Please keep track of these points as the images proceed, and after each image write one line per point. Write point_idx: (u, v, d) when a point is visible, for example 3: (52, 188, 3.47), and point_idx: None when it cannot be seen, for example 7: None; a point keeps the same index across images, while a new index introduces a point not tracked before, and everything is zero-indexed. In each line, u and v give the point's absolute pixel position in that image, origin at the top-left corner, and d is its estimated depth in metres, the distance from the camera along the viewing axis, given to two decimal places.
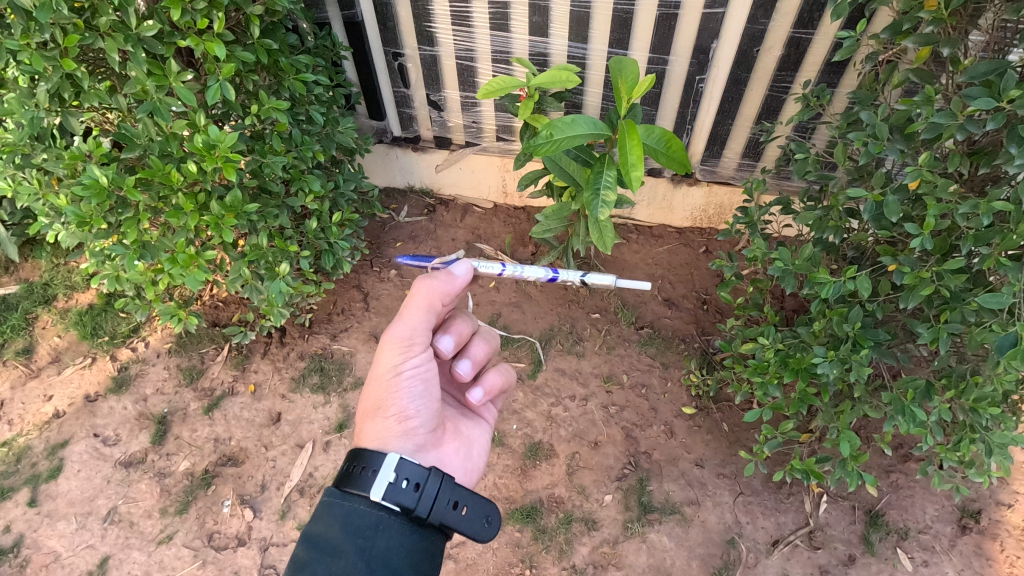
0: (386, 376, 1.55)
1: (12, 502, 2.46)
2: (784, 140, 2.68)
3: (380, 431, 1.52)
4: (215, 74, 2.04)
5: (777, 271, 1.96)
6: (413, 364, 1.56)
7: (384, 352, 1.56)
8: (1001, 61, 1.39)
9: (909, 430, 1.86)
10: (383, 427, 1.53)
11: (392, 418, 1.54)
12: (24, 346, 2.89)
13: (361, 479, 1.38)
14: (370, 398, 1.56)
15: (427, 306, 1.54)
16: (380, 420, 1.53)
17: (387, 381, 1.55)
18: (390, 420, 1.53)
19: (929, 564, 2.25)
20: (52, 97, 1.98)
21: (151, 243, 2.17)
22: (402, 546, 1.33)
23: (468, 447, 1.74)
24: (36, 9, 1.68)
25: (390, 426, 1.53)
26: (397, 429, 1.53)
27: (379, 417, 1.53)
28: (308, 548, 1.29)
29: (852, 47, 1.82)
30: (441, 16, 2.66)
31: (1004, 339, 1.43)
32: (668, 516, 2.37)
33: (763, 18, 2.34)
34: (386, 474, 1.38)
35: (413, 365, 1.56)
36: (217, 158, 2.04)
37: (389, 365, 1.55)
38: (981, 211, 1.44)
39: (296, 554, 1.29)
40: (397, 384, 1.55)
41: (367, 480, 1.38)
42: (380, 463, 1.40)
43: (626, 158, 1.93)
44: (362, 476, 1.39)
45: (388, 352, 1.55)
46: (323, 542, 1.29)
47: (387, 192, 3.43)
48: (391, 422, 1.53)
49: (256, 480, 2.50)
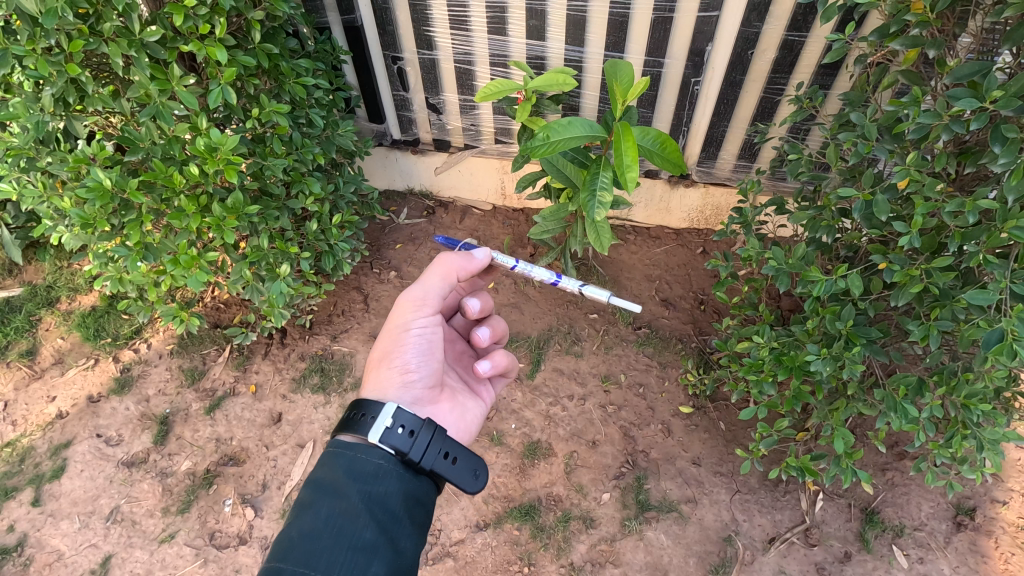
0: (395, 330, 1.63)
1: (16, 501, 2.49)
2: (780, 141, 2.71)
3: (382, 380, 1.58)
4: (217, 79, 2.07)
5: (771, 271, 1.98)
6: (421, 322, 1.64)
7: (397, 309, 1.66)
8: (985, 63, 1.43)
9: (902, 427, 1.88)
10: (385, 376, 1.59)
11: (395, 370, 1.60)
12: (27, 348, 2.92)
13: (361, 426, 1.42)
14: (377, 351, 1.64)
15: (442, 269, 1.65)
16: (382, 371, 1.60)
17: (396, 336, 1.63)
18: (392, 370, 1.60)
19: (924, 561, 2.27)
20: (57, 101, 2.02)
21: (154, 244, 2.21)
22: (400, 490, 1.35)
23: (463, 412, 1.75)
24: (42, 16, 1.71)
25: (391, 377, 1.59)
26: (397, 380, 1.59)
27: (382, 367, 1.60)
28: (311, 492, 1.30)
29: (842, 50, 1.85)
30: (439, 20, 2.70)
31: (990, 335, 1.47)
32: (665, 514, 2.39)
33: (757, 21, 2.37)
34: (384, 419, 1.42)
35: (420, 323, 1.64)
36: (219, 160, 2.07)
37: (400, 322, 1.64)
38: (967, 210, 1.48)
39: (300, 496, 1.30)
40: (403, 338, 1.63)
41: (365, 426, 1.42)
42: (379, 409, 1.45)
43: (621, 159, 1.96)
44: (362, 422, 1.43)
45: (400, 309, 1.65)
46: (326, 483, 1.31)
47: (387, 195, 3.47)
48: (393, 373, 1.59)
49: (257, 480, 2.52)
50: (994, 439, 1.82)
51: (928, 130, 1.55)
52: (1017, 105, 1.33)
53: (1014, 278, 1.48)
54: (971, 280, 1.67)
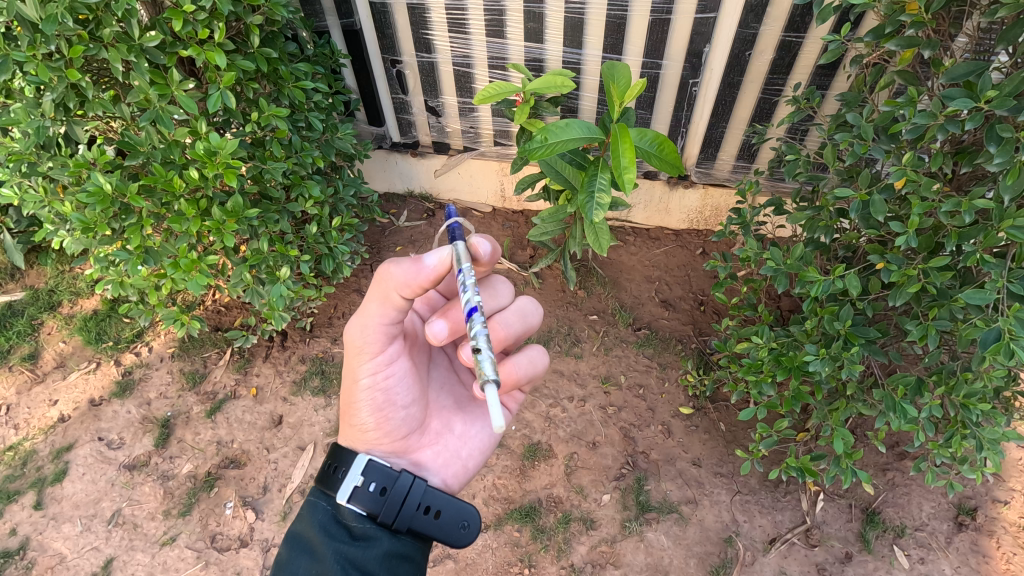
0: (349, 377, 1.53)
1: (18, 505, 2.50)
2: (778, 142, 2.71)
3: (351, 432, 1.57)
4: (216, 83, 2.08)
5: (769, 271, 1.99)
6: (371, 371, 1.50)
7: (346, 351, 1.51)
8: (980, 63, 1.43)
9: (901, 426, 1.88)
10: (350, 429, 1.57)
11: (358, 423, 1.54)
12: (29, 351, 2.93)
13: (333, 481, 1.44)
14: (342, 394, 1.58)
15: (377, 308, 1.40)
16: (348, 420, 1.57)
17: (351, 385, 1.53)
18: (354, 423, 1.55)
19: (925, 562, 2.26)
20: (58, 106, 2.03)
21: (154, 248, 2.19)
22: (376, 548, 1.36)
23: (456, 446, 1.66)
24: (42, 22, 1.72)
25: (355, 428, 1.55)
26: (361, 434, 1.55)
27: (346, 418, 1.57)
28: (289, 550, 1.35)
29: (838, 51, 1.86)
30: (437, 23, 2.71)
31: (987, 334, 1.47)
32: (666, 515, 2.39)
33: (754, 22, 2.38)
34: (354, 477, 1.42)
35: (370, 371, 1.50)
36: (218, 164, 2.08)
37: (350, 367, 1.51)
38: (963, 210, 1.48)
39: (279, 554, 1.35)
40: (355, 390, 1.52)
41: (336, 482, 1.43)
42: (349, 464, 1.45)
43: (618, 161, 1.96)
44: (333, 477, 1.45)
45: (347, 353, 1.50)
46: (301, 540, 1.35)
47: (387, 197, 3.48)
48: (355, 424, 1.55)
49: (258, 482, 2.53)
50: (994, 439, 1.81)
51: (923, 131, 1.56)
52: (1012, 105, 1.34)
53: (1010, 277, 1.48)
54: (970, 280, 1.67)
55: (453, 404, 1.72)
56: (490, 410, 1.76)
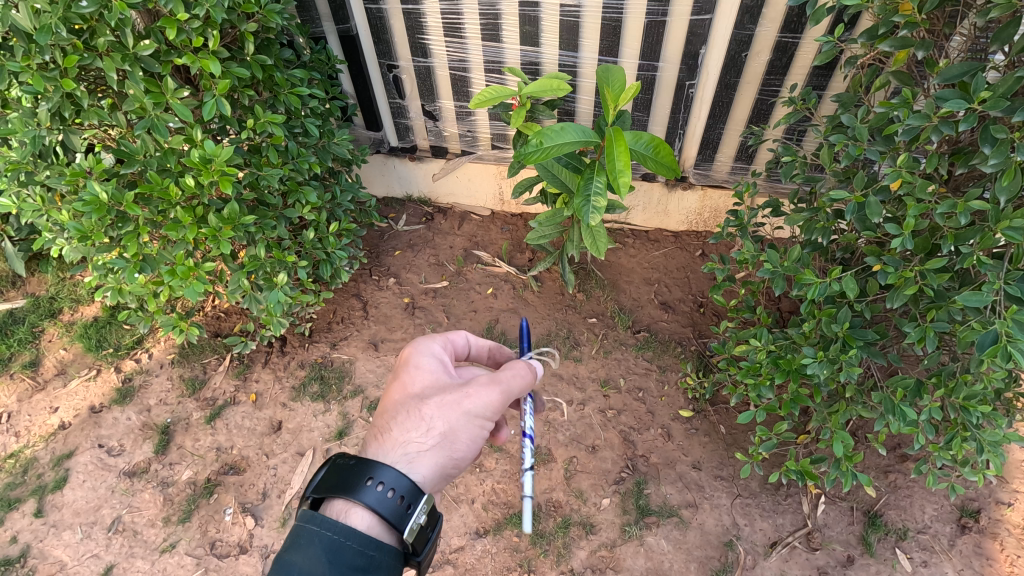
0: (472, 420, 1.50)
1: (19, 512, 2.50)
2: (776, 143, 2.70)
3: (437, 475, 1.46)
4: (212, 91, 2.08)
5: (767, 273, 1.96)
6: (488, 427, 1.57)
7: (487, 398, 1.51)
8: (974, 63, 1.43)
9: (901, 429, 1.87)
10: (435, 464, 1.46)
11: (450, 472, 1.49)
12: (30, 359, 2.94)
13: (380, 507, 1.32)
14: (443, 424, 1.47)
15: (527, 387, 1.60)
16: (438, 452, 1.46)
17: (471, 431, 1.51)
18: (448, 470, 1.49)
19: (928, 565, 2.24)
20: (54, 115, 2.03)
21: (151, 255, 2.21)
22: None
23: None
24: (36, 32, 1.73)
25: (442, 463, 1.47)
26: (446, 470, 1.48)
27: (443, 450, 1.46)
28: None
29: (833, 52, 1.85)
30: (433, 28, 2.71)
31: (985, 337, 1.46)
32: (666, 518, 2.38)
33: (750, 23, 2.37)
34: (414, 514, 1.35)
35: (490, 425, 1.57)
36: (214, 172, 2.08)
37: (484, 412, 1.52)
38: (958, 211, 1.47)
39: None
40: (473, 430, 1.51)
41: (388, 511, 1.32)
42: (415, 498, 1.35)
43: (613, 165, 1.96)
44: (387, 503, 1.32)
45: (488, 401, 1.51)
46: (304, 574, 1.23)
47: (386, 201, 3.49)
48: (449, 460, 1.48)
49: (257, 488, 2.53)
50: (994, 441, 1.80)
51: (918, 132, 1.55)
52: (1006, 105, 1.33)
53: (1008, 279, 1.46)
54: (968, 281, 1.65)
55: None
56: None
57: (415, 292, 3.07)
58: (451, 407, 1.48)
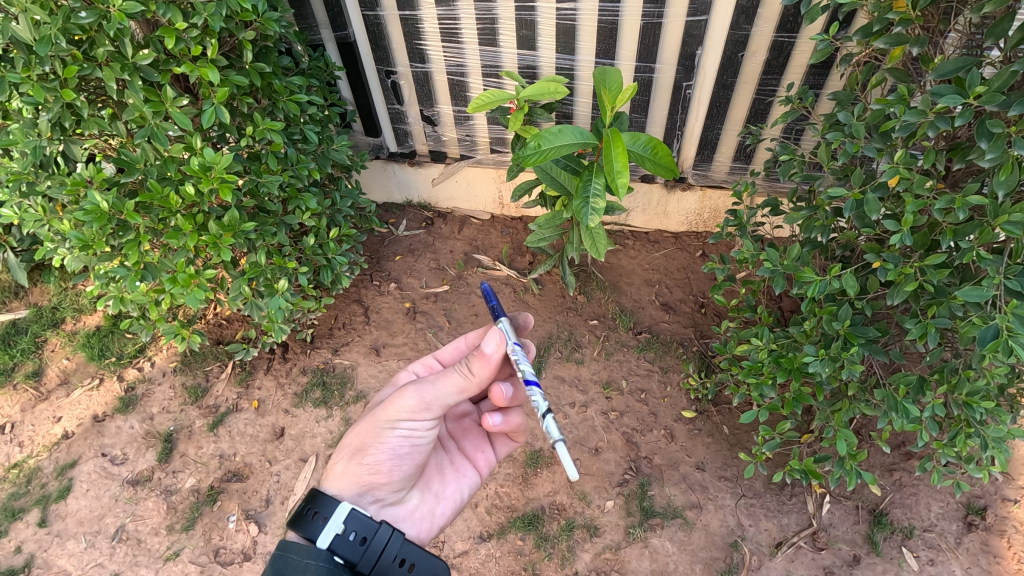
0: (381, 427, 1.57)
1: (23, 522, 2.50)
2: (774, 142, 2.71)
3: (349, 476, 1.55)
4: (210, 99, 2.09)
5: (767, 272, 1.96)
6: (410, 427, 1.58)
7: (395, 405, 1.56)
8: (968, 59, 1.43)
9: (904, 426, 1.86)
10: (352, 472, 1.55)
11: (366, 470, 1.55)
12: (34, 369, 2.95)
13: (305, 528, 1.39)
14: (356, 436, 1.58)
15: (465, 383, 1.50)
16: (350, 466, 1.56)
17: (384, 433, 1.56)
18: (361, 470, 1.55)
19: (935, 563, 2.22)
20: (54, 126, 2.05)
21: (152, 263, 2.21)
22: None
23: (434, 503, 1.78)
24: (37, 44, 1.75)
25: (358, 472, 1.55)
26: (363, 479, 1.55)
27: (353, 461, 1.56)
28: None
29: (828, 50, 1.86)
30: (430, 33, 2.73)
31: (986, 331, 1.45)
32: (670, 520, 2.37)
33: (746, 23, 2.38)
34: (335, 525, 1.40)
35: (409, 426, 1.57)
36: (213, 179, 2.09)
37: (391, 417, 1.56)
38: (957, 206, 1.47)
39: None
40: (384, 436, 1.57)
41: (314, 529, 1.39)
42: (333, 512, 1.42)
43: (611, 166, 1.95)
44: (311, 524, 1.40)
45: (393, 409, 1.55)
46: None
47: (386, 207, 3.49)
48: (361, 470, 1.55)
49: (260, 495, 2.53)
50: (999, 437, 1.78)
51: (915, 127, 1.55)
52: (1002, 99, 1.33)
53: (1008, 273, 1.46)
54: (969, 276, 1.64)
55: (444, 460, 1.88)
56: (464, 470, 1.91)
57: (415, 297, 3.07)
58: (364, 422, 1.60)
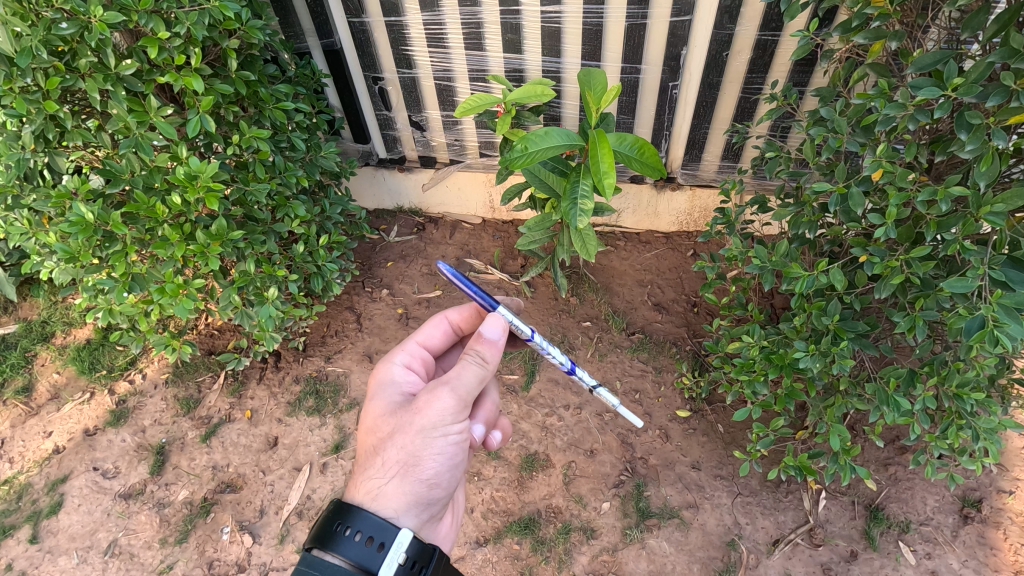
0: (425, 437, 1.47)
1: (13, 539, 2.48)
2: (760, 139, 2.73)
3: (400, 493, 1.44)
4: (195, 108, 2.08)
5: (756, 269, 1.97)
6: (456, 428, 1.52)
7: (436, 411, 1.47)
8: (945, 51, 1.45)
9: (896, 420, 1.85)
10: (407, 490, 1.45)
11: (420, 481, 1.48)
12: (23, 384, 2.93)
13: (359, 553, 1.31)
14: (400, 452, 1.45)
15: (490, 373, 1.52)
16: (401, 484, 1.45)
17: (430, 441, 1.48)
18: (413, 484, 1.47)
19: (932, 557, 2.22)
20: (38, 138, 2.03)
21: (140, 274, 2.18)
22: None
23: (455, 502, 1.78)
24: (17, 56, 1.74)
25: (413, 490, 1.46)
26: (419, 493, 1.47)
27: (403, 477, 1.45)
28: None
29: (808, 47, 1.88)
30: (416, 39, 2.74)
31: (971, 323, 1.46)
32: (667, 520, 2.36)
33: (729, 23, 2.39)
34: (395, 554, 1.32)
35: (454, 428, 1.51)
36: (199, 188, 2.07)
37: (434, 424, 1.47)
38: (940, 198, 1.49)
39: None
40: (433, 445, 1.48)
41: (370, 558, 1.31)
42: (392, 539, 1.34)
43: (598, 166, 1.95)
44: (366, 550, 1.31)
45: (435, 415, 1.47)
46: None
47: (376, 213, 3.49)
48: (415, 484, 1.46)
49: (254, 506, 2.51)
50: (990, 428, 1.77)
51: (895, 122, 1.56)
52: (979, 91, 1.34)
53: (992, 264, 1.46)
54: (954, 268, 1.64)
55: None
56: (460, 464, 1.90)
57: (408, 302, 3.07)
58: (403, 436, 1.47)
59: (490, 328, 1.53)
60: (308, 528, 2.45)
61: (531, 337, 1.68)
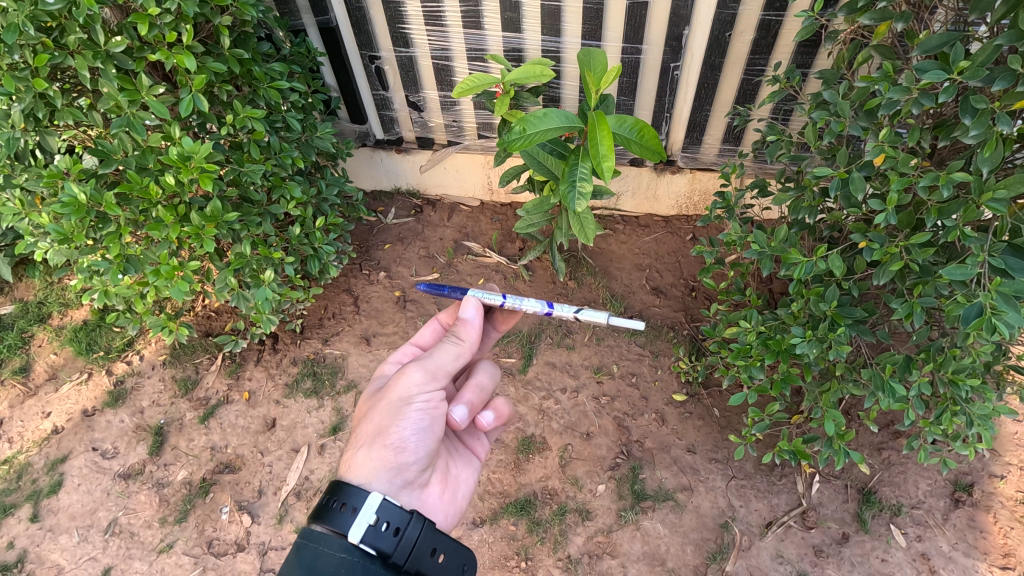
0: (394, 406, 1.51)
1: (14, 518, 2.50)
2: (762, 122, 2.70)
3: (371, 460, 1.45)
4: (187, 87, 2.04)
5: (755, 254, 1.95)
6: (427, 399, 1.53)
7: (404, 382, 1.52)
8: (952, 33, 1.42)
9: (891, 405, 1.85)
10: (376, 457, 1.46)
11: (390, 448, 1.47)
12: (21, 364, 2.93)
13: (333, 519, 1.31)
14: (372, 423, 1.50)
15: (462, 349, 1.59)
16: (371, 452, 1.46)
17: (399, 410, 1.50)
18: (383, 450, 1.47)
19: (923, 539, 2.25)
20: (28, 116, 2.00)
21: (134, 256, 2.20)
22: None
23: (454, 490, 1.69)
24: (3, 32, 1.70)
25: (383, 457, 1.46)
26: (390, 461, 1.46)
27: (373, 445, 1.47)
28: None
29: (813, 28, 1.85)
30: (413, 17, 2.68)
31: (970, 310, 1.45)
32: (661, 502, 2.38)
33: (732, 2, 2.35)
34: (367, 515, 1.31)
35: (424, 398, 1.52)
36: (192, 169, 2.05)
37: (402, 393, 1.51)
38: (941, 184, 1.47)
39: None
40: (402, 413, 1.50)
41: (344, 522, 1.31)
42: (363, 502, 1.33)
43: (596, 148, 1.91)
44: (339, 515, 1.32)
45: (402, 385, 1.51)
46: None
47: (374, 195, 3.46)
48: (385, 452, 1.46)
49: (253, 486, 2.53)
50: (984, 414, 1.78)
51: (899, 106, 1.54)
52: (985, 75, 1.32)
53: (993, 251, 1.45)
54: (954, 255, 1.64)
55: (451, 448, 1.79)
56: (470, 457, 1.84)
57: (406, 285, 3.06)
58: (376, 410, 1.53)
59: (467, 309, 1.63)
60: (306, 508, 2.47)
61: (502, 303, 1.75)
